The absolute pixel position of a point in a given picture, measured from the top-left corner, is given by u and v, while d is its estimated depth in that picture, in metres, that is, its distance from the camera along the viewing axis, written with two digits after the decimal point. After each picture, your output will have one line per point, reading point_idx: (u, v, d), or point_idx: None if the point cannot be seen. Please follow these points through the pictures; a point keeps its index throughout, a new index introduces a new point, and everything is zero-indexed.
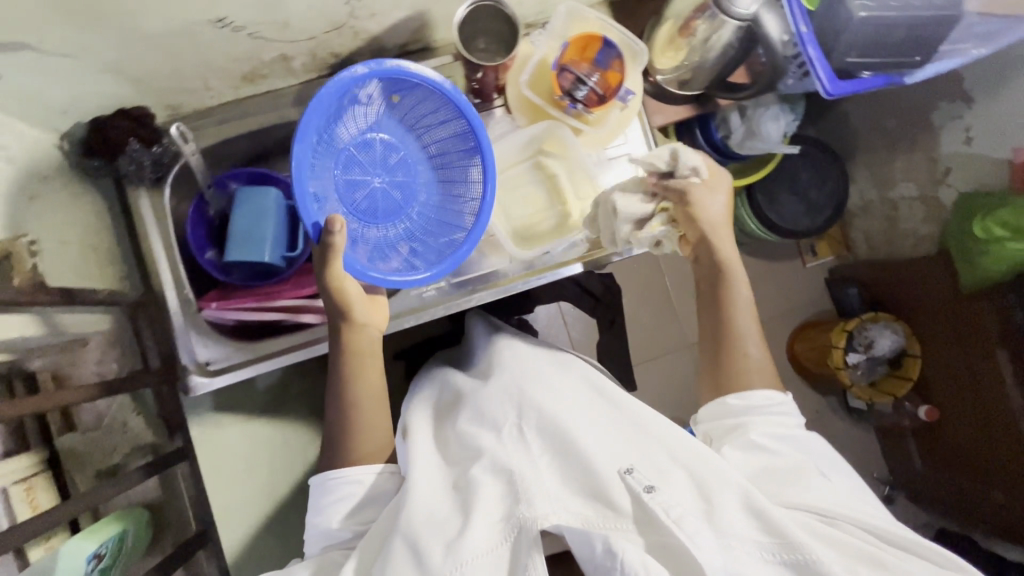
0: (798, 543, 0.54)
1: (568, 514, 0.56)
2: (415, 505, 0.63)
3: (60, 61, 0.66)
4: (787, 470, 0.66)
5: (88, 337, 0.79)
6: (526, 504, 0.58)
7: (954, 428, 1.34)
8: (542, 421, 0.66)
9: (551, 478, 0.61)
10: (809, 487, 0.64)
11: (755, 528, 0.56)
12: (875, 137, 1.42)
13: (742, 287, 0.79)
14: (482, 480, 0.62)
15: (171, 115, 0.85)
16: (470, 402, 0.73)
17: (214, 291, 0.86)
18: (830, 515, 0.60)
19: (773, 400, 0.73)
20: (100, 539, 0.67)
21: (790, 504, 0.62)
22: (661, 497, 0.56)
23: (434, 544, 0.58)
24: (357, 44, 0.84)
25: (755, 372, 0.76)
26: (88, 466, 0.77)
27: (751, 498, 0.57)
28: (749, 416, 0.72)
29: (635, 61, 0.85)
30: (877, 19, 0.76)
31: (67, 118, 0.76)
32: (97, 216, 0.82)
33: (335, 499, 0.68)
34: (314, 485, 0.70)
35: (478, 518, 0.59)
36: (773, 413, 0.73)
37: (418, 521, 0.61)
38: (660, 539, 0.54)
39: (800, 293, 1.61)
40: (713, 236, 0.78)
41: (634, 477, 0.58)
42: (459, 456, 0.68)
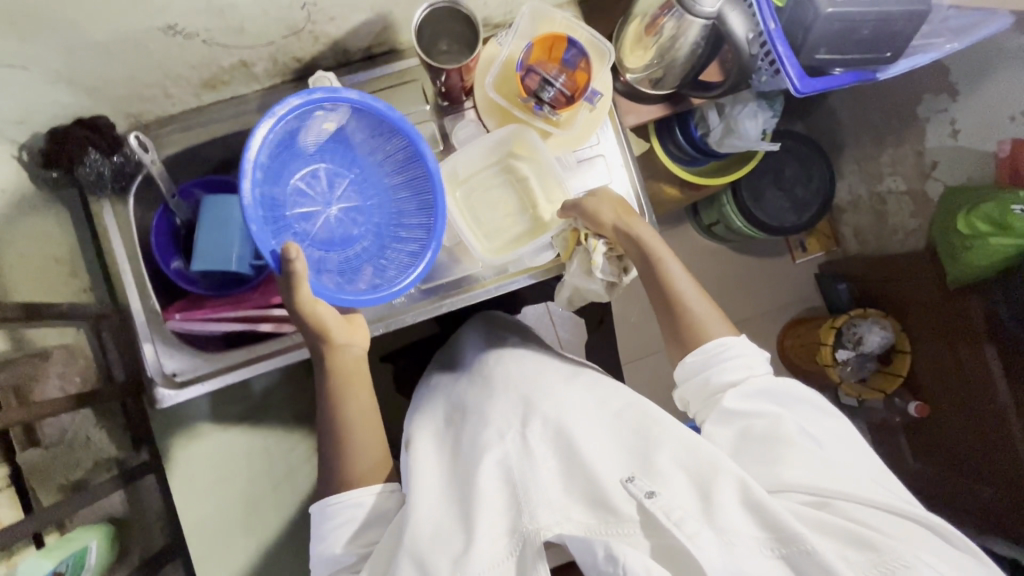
0: (800, 533, 0.49)
1: (572, 524, 0.54)
2: (418, 516, 0.60)
3: (9, 72, 0.65)
4: (774, 436, 0.61)
5: (50, 351, 0.78)
6: (529, 516, 0.56)
7: (946, 423, 1.33)
8: (551, 428, 0.64)
9: (555, 487, 0.59)
10: (806, 459, 0.58)
11: (754, 523, 0.51)
12: (862, 130, 1.40)
13: (665, 251, 0.74)
14: (483, 490, 0.60)
15: (134, 123, 0.84)
16: (476, 411, 0.72)
17: (180, 301, 0.84)
18: (827, 497, 0.56)
19: (725, 347, 0.68)
20: (60, 556, 0.67)
21: (792, 487, 0.57)
22: (662, 500, 0.52)
23: (441, 561, 0.56)
24: (319, 48, 0.83)
25: (710, 325, 0.70)
26: (52, 481, 0.75)
27: (748, 488, 0.53)
28: (711, 371, 0.67)
29: (602, 62, 0.84)
30: (844, 15, 0.74)
31: (23, 128, 0.75)
32: (59, 227, 0.81)
33: (338, 524, 0.65)
34: (316, 511, 0.66)
35: (482, 534, 0.57)
36: (735, 360, 0.67)
37: (422, 536, 0.58)
38: (662, 540, 0.51)
39: (789, 289, 1.59)
40: (624, 223, 0.75)
41: (636, 484, 0.55)
42: (461, 464, 0.66)
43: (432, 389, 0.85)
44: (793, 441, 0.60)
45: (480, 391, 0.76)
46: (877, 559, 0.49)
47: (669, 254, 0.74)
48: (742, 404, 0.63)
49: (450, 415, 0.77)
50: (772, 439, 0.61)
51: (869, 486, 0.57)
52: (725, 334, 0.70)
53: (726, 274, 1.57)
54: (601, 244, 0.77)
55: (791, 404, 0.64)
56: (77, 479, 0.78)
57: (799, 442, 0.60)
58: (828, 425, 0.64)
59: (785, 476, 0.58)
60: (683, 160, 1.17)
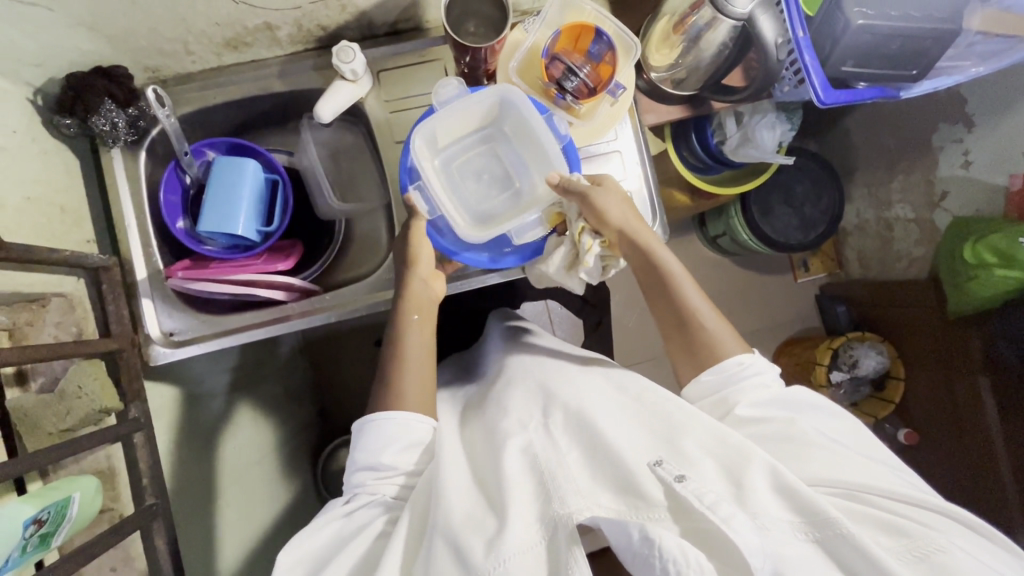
0: (835, 517, 0.50)
1: (603, 509, 0.53)
2: (450, 500, 0.59)
3: (27, 10, 0.64)
4: (796, 439, 0.62)
5: (49, 298, 0.75)
6: (559, 502, 0.55)
7: (933, 452, 1.34)
8: (572, 415, 0.66)
9: (581, 473, 0.58)
10: (823, 456, 0.60)
11: (784, 509, 0.52)
12: (874, 155, 1.41)
13: (674, 260, 0.75)
14: (511, 475, 0.60)
15: (151, 77, 0.84)
16: (495, 404, 0.73)
17: (183, 260, 0.84)
18: (853, 490, 0.56)
19: (744, 364, 0.69)
20: (40, 504, 0.63)
21: (822, 480, 0.57)
22: (693, 484, 0.52)
23: (474, 541, 0.54)
24: (345, 18, 0.82)
25: (723, 344, 0.71)
26: (39, 428, 0.70)
27: (780, 476, 0.54)
28: (730, 389, 0.69)
29: (628, 56, 0.81)
30: (874, 28, 0.74)
31: (42, 72, 0.74)
32: (70, 176, 0.81)
33: (386, 435, 0.67)
34: (362, 426, 0.69)
35: (515, 518, 0.55)
36: (749, 379, 0.69)
37: (455, 519, 0.57)
38: (694, 524, 0.50)
39: (788, 307, 1.60)
40: (629, 229, 0.75)
41: (665, 468, 0.54)
42: (483, 454, 0.66)
43: (452, 391, 0.87)
44: (808, 438, 0.62)
45: (493, 397, 0.76)
46: (910, 543, 0.51)
47: (681, 271, 0.74)
48: (752, 410, 0.66)
49: (469, 403, 0.80)
50: (794, 439, 0.62)
51: (888, 476, 0.58)
52: (740, 352, 0.71)
53: (726, 287, 1.57)
54: (594, 243, 0.75)
55: (801, 405, 0.66)
56: (66, 428, 0.72)
57: (813, 438, 0.61)
58: (837, 423, 0.66)
59: (811, 472, 0.58)
60: (697, 167, 1.17)
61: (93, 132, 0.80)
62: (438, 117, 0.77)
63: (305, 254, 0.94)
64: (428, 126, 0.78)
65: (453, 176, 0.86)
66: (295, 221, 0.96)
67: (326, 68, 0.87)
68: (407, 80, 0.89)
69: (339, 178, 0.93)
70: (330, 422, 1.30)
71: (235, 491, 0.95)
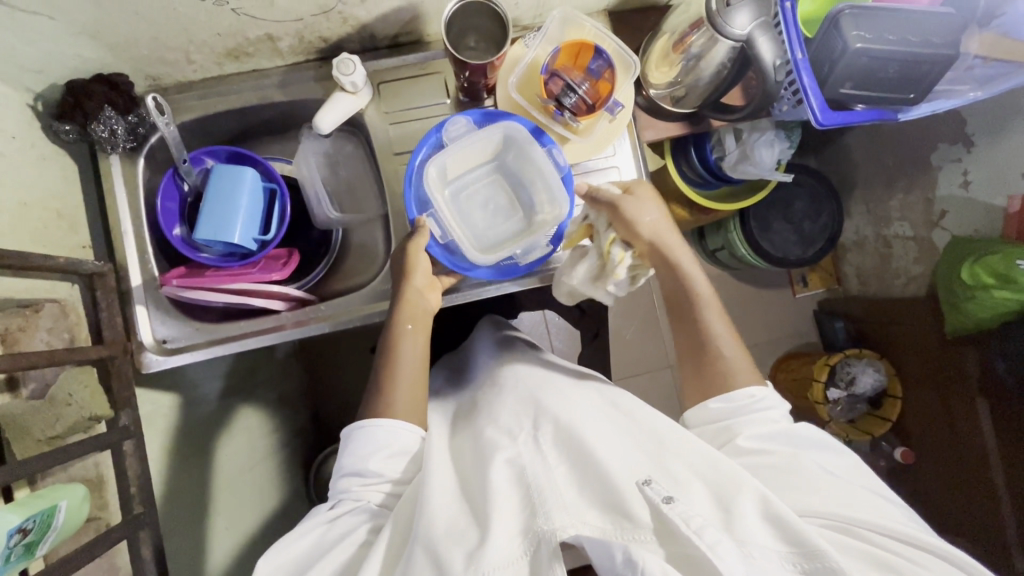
0: (822, 550, 0.48)
1: (588, 526, 0.52)
2: (434, 509, 0.58)
3: (29, 18, 0.64)
4: (789, 471, 0.62)
5: (42, 304, 0.73)
6: (544, 517, 0.54)
7: (930, 471, 1.33)
8: (562, 432, 0.65)
9: (569, 490, 0.58)
10: (817, 490, 0.59)
11: (778, 539, 0.51)
12: (874, 173, 1.41)
13: (705, 287, 0.76)
14: (497, 489, 0.59)
15: (152, 85, 0.84)
16: (486, 413, 0.74)
17: (180, 268, 0.85)
18: (849, 524, 0.55)
19: (756, 397, 0.69)
20: (26, 512, 0.63)
21: (812, 512, 0.57)
22: (680, 506, 0.51)
23: (455, 553, 0.53)
24: (347, 30, 0.82)
25: (737, 373, 0.71)
26: (29, 435, 0.69)
27: (769, 504, 0.53)
28: (737, 418, 0.68)
29: (627, 74, 0.82)
30: (873, 51, 0.73)
31: (42, 78, 0.75)
32: (68, 181, 0.81)
33: (376, 440, 0.67)
34: (352, 430, 0.69)
35: (497, 530, 0.55)
36: (761, 412, 0.68)
37: (437, 529, 0.56)
38: (678, 549, 0.49)
39: (786, 322, 1.59)
40: (662, 242, 0.76)
41: (653, 488, 0.55)
42: (472, 465, 0.65)
43: (446, 401, 0.86)
44: (804, 469, 0.62)
45: (483, 411, 0.75)
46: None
47: (710, 298, 0.76)
48: (751, 442, 0.65)
49: (463, 409, 0.81)
50: (787, 471, 0.62)
51: (881, 511, 0.57)
52: (752, 383, 0.71)
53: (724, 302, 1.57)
54: (627, 254, 0.77)
55: (800, 439, 0.66)
56: (55, 435, 0.71)
57: (808, 468, 0.62)
58: (837, 461, 0.65)
59: (804, 504, 0.58)
60: (696, 182, 1.19)
61: (91, 139, 0.80)
62: (448, 149, 0.79)
63: (302, 264, 0.94)
64: (440, 157, 0.79)
65: (462, 205, 0.87)
66: (293, 230, 0.96)
67: (328, 79, 0.87)
68: (407, 92, 0.89)
69: (338, 188, 0.93)
70: (323, 428, 1.29)
71: (227, 499, 0.94)
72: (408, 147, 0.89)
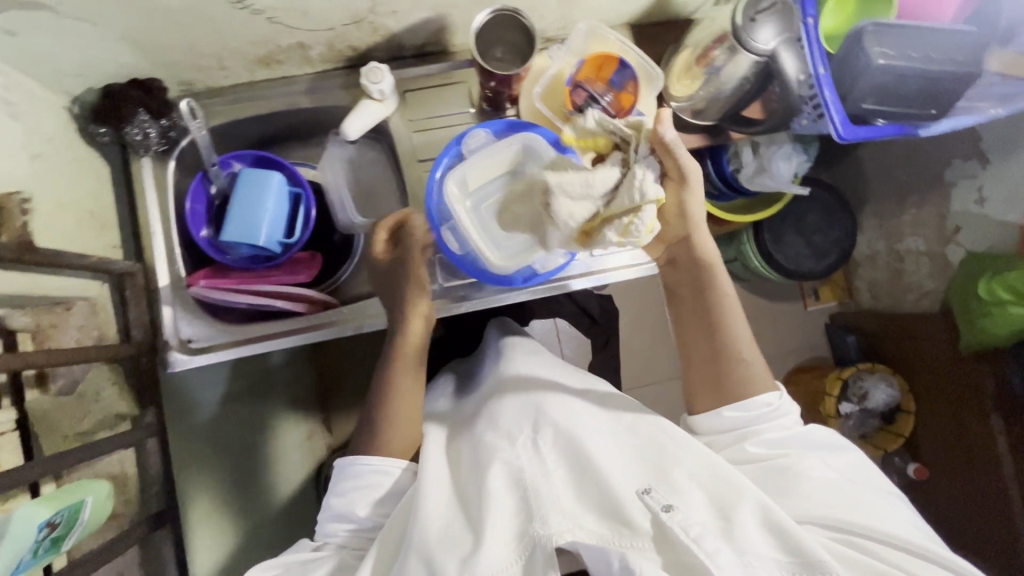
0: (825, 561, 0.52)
1: (584, 533, 0.55)
2: (427, 516, 0.61)
3: (74, 24, 0.66)
4: (787, 474, 0.64)
5: (75, 302, 0.76)
6: (540, 521, 0.57)
7: (943, 488, 1.32)
8: (562, 435, 0.65)
9: (567, 496, 0.60)
10: (810, 493, 0.62)
11: (772, 546, 0.54)
12: (887, 188, 1.42)
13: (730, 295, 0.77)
14: (493, 491, 0.61)
15: (184, 90, 0.85)
16: (483, 418, 0.72)
17: (205, 269, 0.86)
18: (846, 533, 0.59)
19: (772, 405, 0.70)
20: (56, 507, 0.64)
21: (811, 518, 0.60)
22: (679, 516, 0.55)
23: (450, 561, 0.57)
24: (376, 40, 0.84)
25: (756, 379, 0.72)
26: (57, 432, 0.72)
27: (769, 513, 0.56)
28: (755, 425, 0.70)
29: (651, 86, 0.83)
30: (895, 68, 0.74)
31: (80, 82, 0.77)
32: (100, 182, 0.83)
33: (360, 484, 0.70)
34: (340, 469, 0.72)
35: (491, 536, 0.57)
36: (783, 418, 0.70)
37: (431, 535, 0.59)
38: (677, 556, 0.53)
39: (797, 335, 1.59)
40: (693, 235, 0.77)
41: (652, 497, 0.57)
42: (468, 466, 0.67)
43: (454, 401, 0.88)
44: (805, 477, 0.64)
45: (479, 410, 0.76)
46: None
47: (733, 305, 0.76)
48: (763, 447, 0.68)
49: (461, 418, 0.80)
50: (792, 476, 0.64)
51: (876, 517, 0.60)
52: (769, 392, 0.72)
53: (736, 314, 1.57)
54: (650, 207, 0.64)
55: (803, 442, 0.68)
56: (83, 431, 0.74)
57: (808, 477, 0.63)
58: (843, 460, 0.68)
59: (802, 509, 0.61)
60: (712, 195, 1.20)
61: (125, 141, 0.82)
62: (470, 160, 0.79)
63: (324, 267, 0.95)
64: (461, 169, 0.79)
65: None
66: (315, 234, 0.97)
67: (354, 87, 0.89)
68: (431, 101, 0.91)
69: (362, 192, 0.94)
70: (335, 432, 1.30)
71: None
72: (431, 155, 0.91)
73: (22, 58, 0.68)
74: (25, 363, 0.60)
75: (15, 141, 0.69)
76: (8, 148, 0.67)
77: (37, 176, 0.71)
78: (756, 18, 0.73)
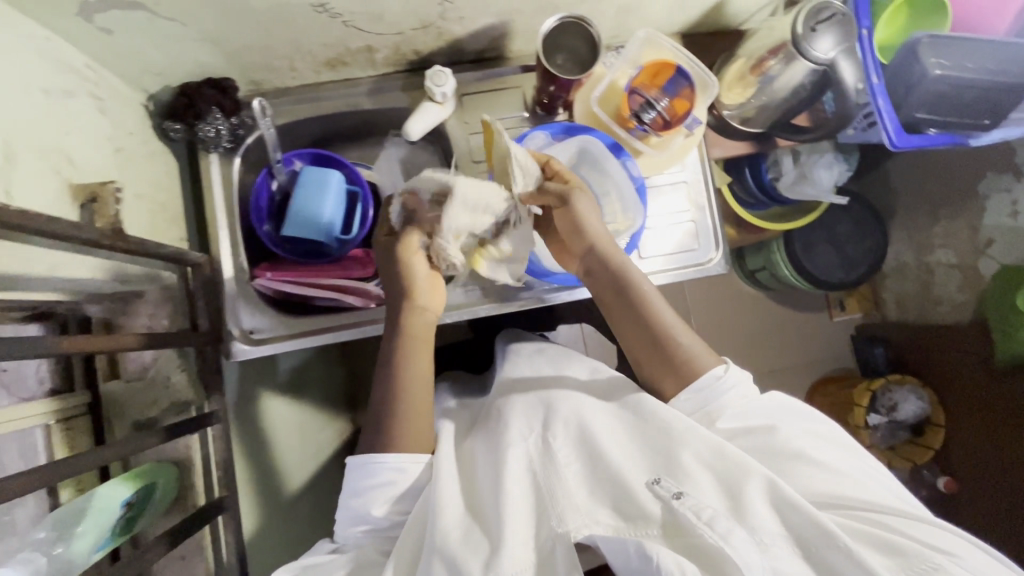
0: (832, 531, 0.52)
1: (601, 526, 0.56)
2: (448, 519, 0.62)
3: (166, 24, 0.69)
4: (787, 452, 0.64)
5: (146, 291, 0.81)
6: (558, 520, 0.57)
7: (976, 503, 1.31)
8: (574, 430, 0.67)
9: (579, 492, 0.60)
10: (810, 469, 0.62)
11: (780, 523, 0.54)
12: (916, 201, 1.41)
13: (647, 284, 0.76)
14: (511, 491, 0.61)
15: (253, 90, 0.89)
16: (494, 418, 0.73)
17: (267, 263, 0.88)
18: (851, 507, 0.58)
19: (720, 377, 0.69)
20: (134, 486, 0.67)
21: (808, 492, 0.61)
22: (690, 501, 0.55)
23: (473, 563, 0.57)
24: (439, 44, 0.87)
25: (699, 360, 0.71)
26: (127, 416, 0.77)
27: (776, 488, 0.56)
28: (712, 404, 0.69)
29: (705, 92, 0.85)
30: (952, 78, 0.77)
31: (159, 80, 0.80)
32: (170, 177, 0.86)
33: (377, 485, 0.68)
34: (354, 465, 0.70)
35: (511, 539, 0.58)
36: (730, 390, 0.69)
37: (453, 539, 0.60)
38: (687, 540, 0.52)
39: (823, 346, 1.59)
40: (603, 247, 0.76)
41: (662, 486, 0.58)
42: (481, 463, 0.68)
43: (468, 402, 0.88)
44: (800, 454, 0.63)
45: (488, 411, 0.77)
46: (905, 563, 0.51)
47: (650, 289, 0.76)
48: (733, 423, 0.68)
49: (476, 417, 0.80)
50: (782, 453, 0.64)
51: (864, 487, 0.61)
52: (715, 366, 0.70)
53: (765, 322, 1.57)
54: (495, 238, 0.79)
55: (776, 412, 0.69)
56: (151, 418, 0.79)
57: (797, 450, 0.64)
58: (816, 426, 0.68)
59: (809, 487, 0.61)
60: (747, 202, 1.22)
61: (196, 138, 0.85)
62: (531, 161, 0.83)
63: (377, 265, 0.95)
64: None
65: None
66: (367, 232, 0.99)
67: (414, 90, 0.92)
68: (487, 104, 0.93)
69: None
70: None
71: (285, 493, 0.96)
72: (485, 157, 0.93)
73: (112, 56, 0.71)
74: (88, 346, 0.58)
75: (101, 135, 0.72)
76: (96, 140, 0.70)
77: (120, 168, 0.74)
78: (816, 28, 0.74)
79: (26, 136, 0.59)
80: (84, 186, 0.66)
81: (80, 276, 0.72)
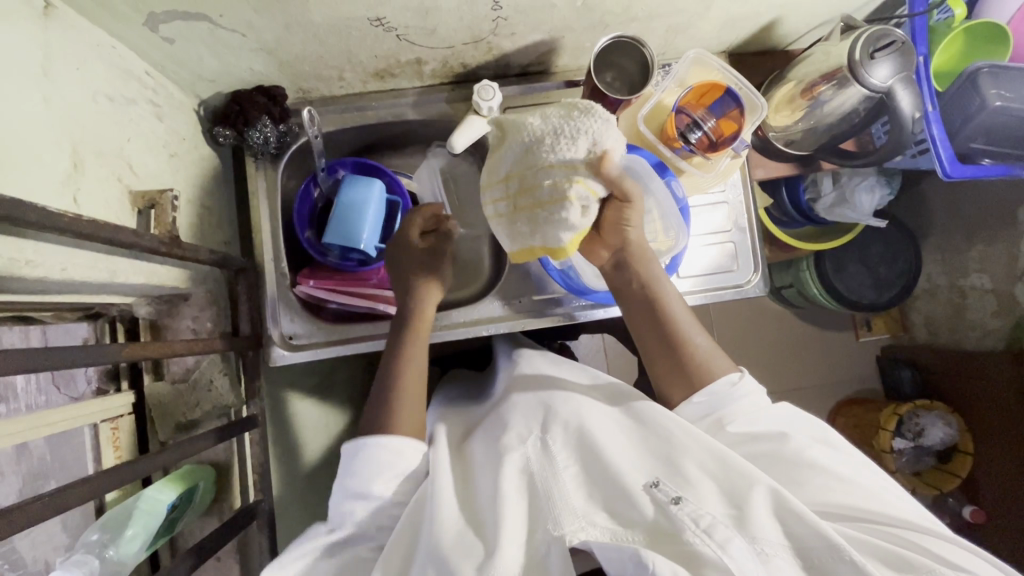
0: (837, 543, 0.49)
1: (598, 531, 0.53)
2: (444, 518, 0.58)
3: (228, 35, 0.70)
4: (785, 459, 0.60)
5: (194, 294, 0.82)
6: (552, 522, 0.54)
7: (1004, 536, 1.27)
8: (573, 432, 0.63)
9: (575, 493, 0.57)
10: (814, 474, 0.59)
11: (781, 531, 0.52)
12: (951, 223, 1.34)
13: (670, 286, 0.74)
14: (507, 493, 0.58)
15: (301, 97, 0.90)
16: (493, 422, 0.70)
17: (308, 269, 0.88)
18: (858, 517, 0.56)
19: (735, 383, 0.67)
20: (179, 489, 0.69)
21: (813, 500, 0.58)
22: (689, 507, 0.53)
23: (463, 565, 0.52)
24: (487, 58, 0.87)
25: (716, 363, 0.69)
26: (168, 419, 0.83)
27: (780, 497, 0.53)
28: (722, 407, 0.67)
29: (753, 115, 0.83)
30: (1010, 110, 0.78)
31: (213, 88, 0.82)
32: (219, 183, 0.88)
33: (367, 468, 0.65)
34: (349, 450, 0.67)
35: (502, 545, 0.54)
36: (746, 399, 0.67)
37: (444, 540, 0.56)
38: (678, 548, 0.50)
39: (847, 366, 1.54)
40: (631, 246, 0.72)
41: (661, 489, 0.55)
42: (479, 465, 0.65)
43: (461, 412, 0.81)
44: (805, 463, 0.60)
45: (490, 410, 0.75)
46: None
47: (673, 294, 0.73)
48: (744, 426, 0.65)
49: (472, 419, 0.78)
50: (792, 462, 0.60)
51: (874, 495, 0.58)
52: (730, 372, 0.69)
53: (792, 340, 1.53)
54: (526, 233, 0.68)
55: (785, 422, 0.65)
56: (191, 419, 0.83)
57: (800, 456, 0.60)
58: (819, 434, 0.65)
59: (813, 496, 0.58)
60: (781, 221, 1.22)
61: (246, 147, 0.86)
62: None
63: None
64: None
65: None
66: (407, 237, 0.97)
67: (457, 101, 0.92)
68: None
69: (458, 206, 0.96)
70: None
71: (311, 493, 0.97)
72: None
73: (169, 64, 0.73)
74: (155, 354, 0.59)
75: (157, 141, 0.73)
76: (154, 147, 0.72)
77: (173, 174, 0.76)
78: (875, 55, 0.73)
79: (90, 142, 0.61)
80: (144, 193, 0.68)
81: (139, 276, 0.68)
